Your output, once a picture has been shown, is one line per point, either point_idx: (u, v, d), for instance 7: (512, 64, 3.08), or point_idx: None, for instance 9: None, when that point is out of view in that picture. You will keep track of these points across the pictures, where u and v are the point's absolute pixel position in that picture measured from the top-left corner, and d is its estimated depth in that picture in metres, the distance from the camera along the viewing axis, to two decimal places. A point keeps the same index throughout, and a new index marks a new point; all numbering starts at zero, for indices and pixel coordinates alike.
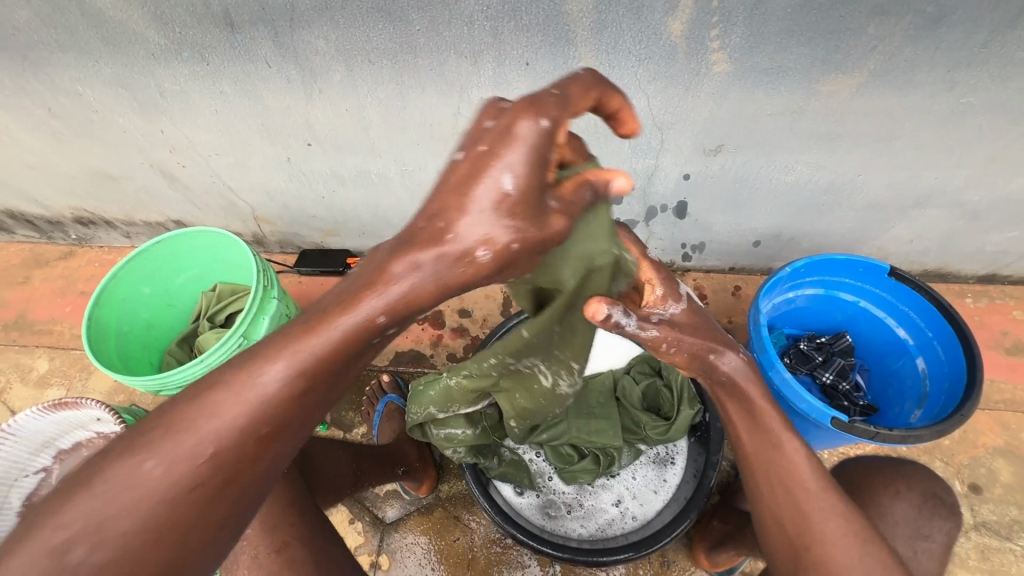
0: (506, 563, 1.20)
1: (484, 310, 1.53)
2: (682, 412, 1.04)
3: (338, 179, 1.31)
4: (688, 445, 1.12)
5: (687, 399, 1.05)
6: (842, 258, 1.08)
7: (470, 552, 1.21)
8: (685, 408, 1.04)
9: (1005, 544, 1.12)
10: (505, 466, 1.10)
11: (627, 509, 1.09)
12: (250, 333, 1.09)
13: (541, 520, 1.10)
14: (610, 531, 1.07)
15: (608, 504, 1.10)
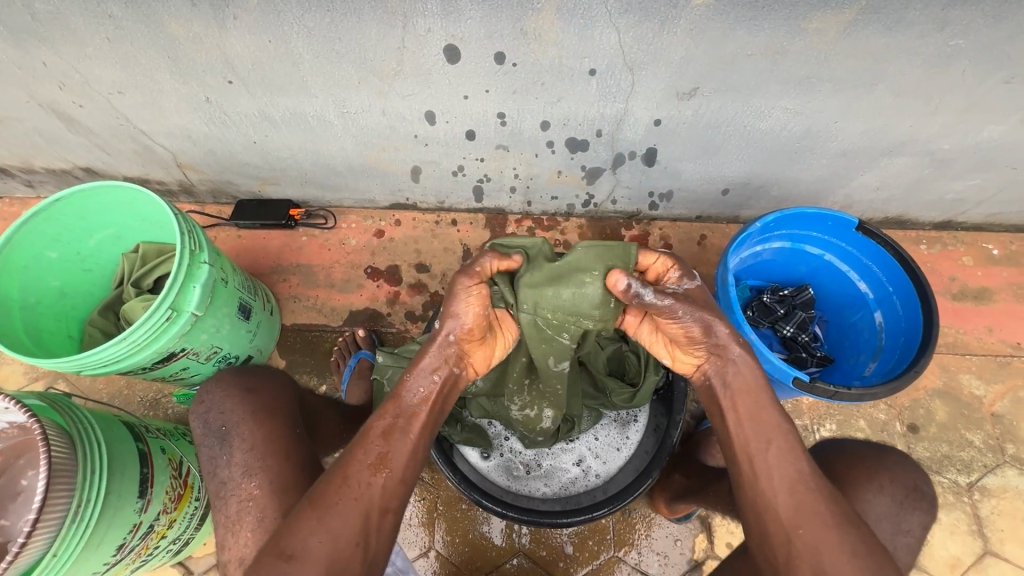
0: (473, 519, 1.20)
1: (443, 265, 1.46)
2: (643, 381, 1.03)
3: (269, 122, 1.15)
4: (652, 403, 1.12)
5: (650, 364, 1.03)
6: (811, 212, 1.04)
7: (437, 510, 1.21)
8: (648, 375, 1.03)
9: (935, 477, 1.21)
10: (468, 432, 1.08)
11: (590, 467, 1.09)
12: (180, 304, 0.98)
13: (505, 481, 1.09)
14: (573, 489, 1.08)
15: (572, 463, 1.10)
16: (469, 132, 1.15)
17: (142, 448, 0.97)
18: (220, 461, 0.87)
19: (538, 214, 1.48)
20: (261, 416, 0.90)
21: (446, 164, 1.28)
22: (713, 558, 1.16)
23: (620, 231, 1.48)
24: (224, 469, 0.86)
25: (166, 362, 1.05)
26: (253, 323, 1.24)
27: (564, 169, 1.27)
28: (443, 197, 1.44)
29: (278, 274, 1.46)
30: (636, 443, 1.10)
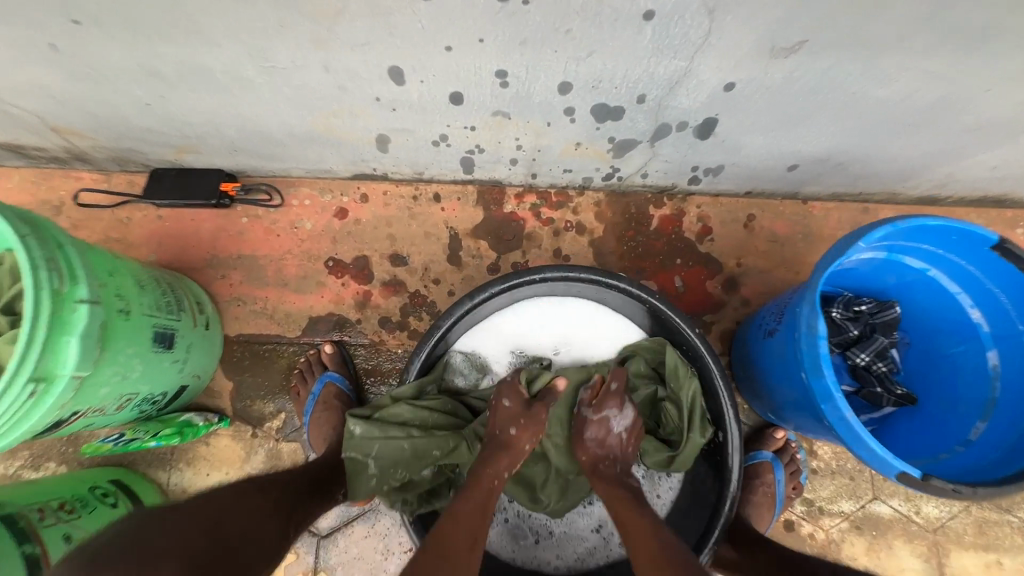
0: None
1: (425, 256, 1.15)
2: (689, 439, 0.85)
3: (160, 79, 0.79)
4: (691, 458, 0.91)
5: (698, 423, 0.85)
6: (934, 224, 0.74)
7: None
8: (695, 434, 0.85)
9: (1004, 517, 1.05)
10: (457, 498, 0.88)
11: (611, 536, 0.90)
12: (51, 369, 0.69)
13: (508, 552, 0.90)
14: (590, 562, 0.89)
15: (588, 530, 0.90)
16: (454, 95, 0.80)
17: (31, 551, 0.75)
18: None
19: (544, 188, 1.16)
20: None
21: (423, 132, 0.93)
22: None
23: (648, 209, 1.17)
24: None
25: (54, 429, 0.78)
26: (180, 349, 0.97)
27: (584, 141, 0.93)
28: (421, 169, 1.10)
29: (215, 269, 1.15)
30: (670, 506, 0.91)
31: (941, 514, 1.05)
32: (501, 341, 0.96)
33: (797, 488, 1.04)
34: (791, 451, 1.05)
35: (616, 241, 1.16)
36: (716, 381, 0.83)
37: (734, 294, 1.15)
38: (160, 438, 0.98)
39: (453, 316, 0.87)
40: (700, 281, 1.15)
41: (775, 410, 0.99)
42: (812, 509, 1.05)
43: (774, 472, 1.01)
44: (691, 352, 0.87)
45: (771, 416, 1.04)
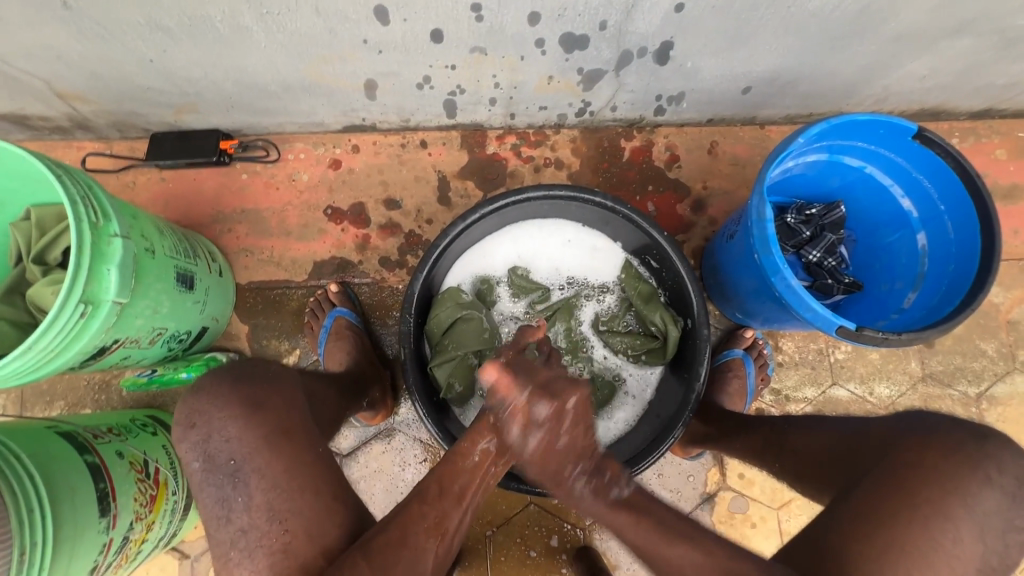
0: (504, 498, 1.14)
1: (417, 199, 1.24)
2: (669, 331, 0.99)
3: (164, 32, 0.86)
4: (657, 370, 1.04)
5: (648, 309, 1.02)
6: (863, 119, 0.85)
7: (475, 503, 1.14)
8: (672, 328, 0.99)
9: (945, 391, 1.19)
10: (454, 371, 0.98)
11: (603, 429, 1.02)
12: (96, 294, 0.78)
13: None
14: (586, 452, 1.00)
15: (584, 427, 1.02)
16: (435, 33, 0.89)
17: (92, 460, 0.83)
18: (234, 506, 0.57)
19: (522, 128, 1.25)
20: (275, 443, 0.59)
21: (408, 75, 1.02)
22: (725, 489, 1.14)
23: (619, 142, 1.26)
24: (241, 516, 0.56)
25: (97, 358, 0.87)
26: (200, 292, 1.05)
27: (555, 74, 1.03)
28: (407, 115, 1.18)
29: (221, 224, 1.23)
30: (648, 401, 1.04)
31: (891, 392, 1.19)
32: (496, 256, 1.07)
33: (765, 380, 1.17)
34: (758, 347, 1.17)
35: (593, 172, 1.26)
36: (686, 278, 0.94)
37: (702, 214, 1.26)
38: (190, 369, 1.09)
39: (447, 236, 0.95)
40: (671, 205, 1.26)
41: (739, 309, 1.10)
42: (779, 397, 1.18)
43: (744, 365, 1.14)
44: (662, 256, 0.98)
45: (737, 317, 1.16)
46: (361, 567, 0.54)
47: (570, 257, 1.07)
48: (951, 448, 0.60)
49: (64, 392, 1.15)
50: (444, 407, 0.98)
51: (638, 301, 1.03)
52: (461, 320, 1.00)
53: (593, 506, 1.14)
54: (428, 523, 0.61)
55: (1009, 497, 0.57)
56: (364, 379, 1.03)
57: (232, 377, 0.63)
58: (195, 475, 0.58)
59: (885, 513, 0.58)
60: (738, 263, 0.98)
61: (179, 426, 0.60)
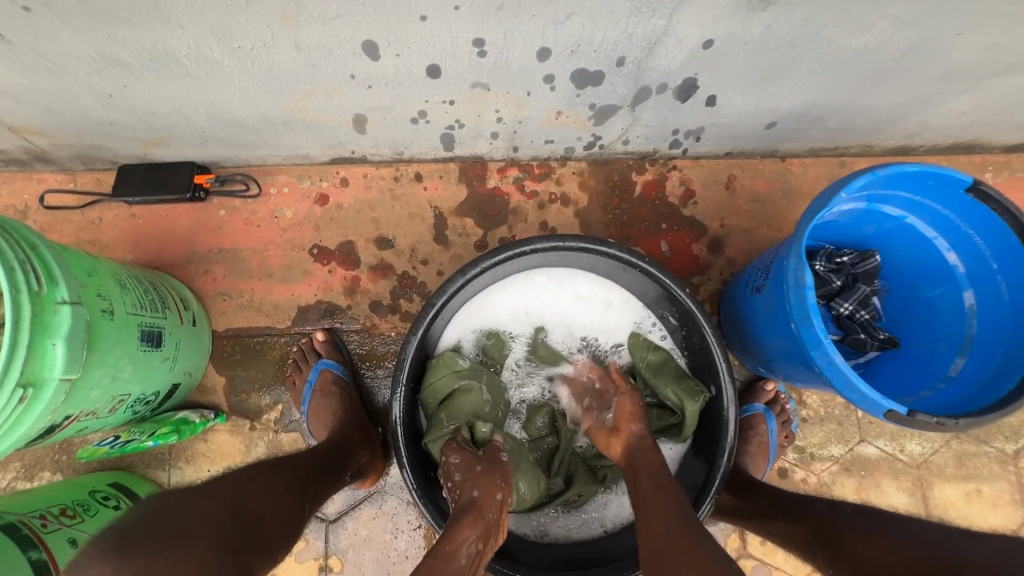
0: None
1: (411, 238, 1.14)
2: (685, 407, 0.88)
3: (123, 67, 0.75)
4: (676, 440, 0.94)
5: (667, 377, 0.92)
6: (911, 171, 0.76)
7: None
8: (690, 403, 0.88)
9: (981, 447, 1.11)
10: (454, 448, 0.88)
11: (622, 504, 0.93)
12: (38, 373, 0.67)
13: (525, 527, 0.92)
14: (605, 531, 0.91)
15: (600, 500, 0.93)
16: (431, 68, 0.79)
17: (37, 557, 0.73)
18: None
19: (526, 160, 1.15)
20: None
21: (401, 110, 0.91)
22: (746, 558, 1.05)
23: (630, 176, 1.17)
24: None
25: (48, 436, 0.77)
26: (169, 347, 0.95)
27: (565, 109, 0.93)
28: (401, 148, 1.08)
29: (195, 264, 1.12)
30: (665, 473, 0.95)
31: (924, 450, 1.10)
32: (501, 309, 0.97)
33: (789, 437, 1.08)
34: (781, 401, 1.09)
35: (602, 209, 1.17)
36: (711, 341, 0.85)
37: (719, 255, 1.17)
38: (157, 437, 0.99)
39: (445, 293, 0.85)
40: (686, 244, 1.17)
41: (763, 363, 1.02)
42: (803, 455, 1.10)
43: (765, 421, 1.06)
44: (683, 313, 0.89)
45: (760, 369, 1.07)
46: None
47: (580, 312, 0.98)
48: None
49: (20, 453, 1.04)
50: (438, 483, 0.89)
51: (655, 368, 0.94)
52: (459, 390, 0.90)
53: None
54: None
55: None
56: (349, 448, 0.92)
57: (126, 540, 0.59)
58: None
59: None
60: (766, 322, 0.89)
61: None
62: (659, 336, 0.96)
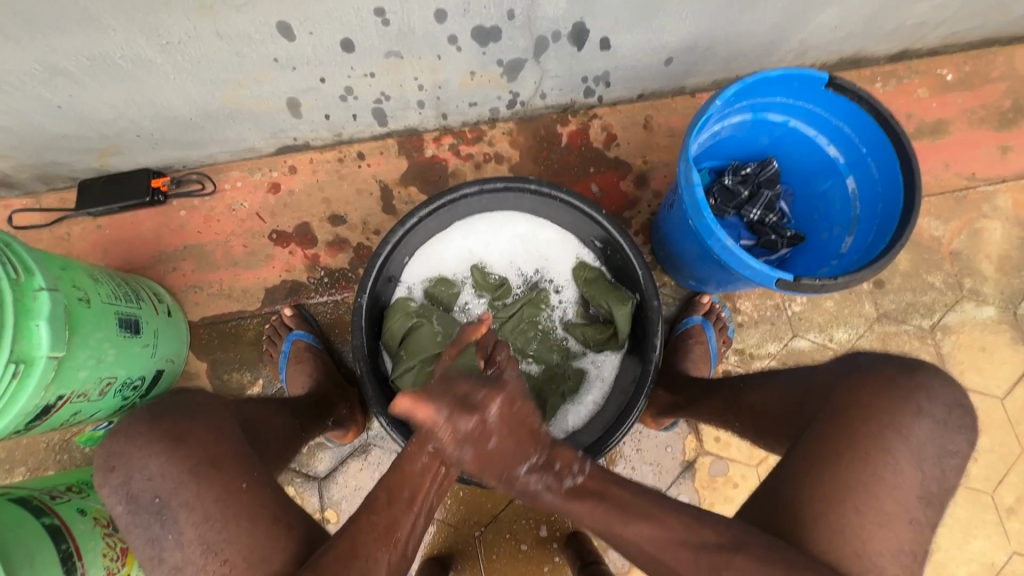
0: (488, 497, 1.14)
1: (361, 212, 1.23)
2: (615, 312, 0.99)
3: (66, 76, 0.84)
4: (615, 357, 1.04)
5: (599, 293, 1.02)
6: (776, 74, 0.87)
7: (461, 508, 1.13)
8: (619, 308, 0.99)
9: (900, 327, 1.22)
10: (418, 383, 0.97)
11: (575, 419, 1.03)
12: (28, 351, 0.76)
13: None
14: None
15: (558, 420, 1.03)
16: (345, 42, 0.88)
17: (51, 522, 0.81)
18: (164, 545, 0.57)
19: (457, 127, 1.25)
20: (202, 475, 0.59)
21: (328, 88, 1.01)
22: (703, 454, 1.16)
23: (556, 128, 1.27)
24: (173, 554, 0.56)
25: (44, 417, 0.85)
26: (148, 335, 1.03)
27: (477, 68, 1.03)
28: (339, 129, 1.17)
29: (164, 263, 1.20)
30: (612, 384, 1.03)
31: (850, 336, 1.22)
32: (446, 257, 1.06)
33: (727, 343, 1.18)
34: (716, 311, 1.18)
35: (533, 162, 1.26)
36: (629, 252, 0.95)
37: (645, 188, 1.27)
38: None
39: (388, 244, 0.95)
40: (614, 183, 1.27)
41: (693, 276, 1.12)
42: (743, 356, 1.21)
43: (704, 330, 1.15)
44: (605, 232, 0.99)
45: (692, 284, 1.17)
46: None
47: (520, 250, 1.08)
48: (889, 385, 0.62)
49: (23, 457, 1.11)
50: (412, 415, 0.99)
51: (585, 289, 1.04)
52: (414, 329, 0.99)
53: (579, 492, 1.15)
54: (377, 531, 0.59)
55: (942, 424, 0.60)
56: (326, 398, 1.02)
57: (149, 416, 0.62)
58: (121, 518, 0.58)
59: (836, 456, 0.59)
60: (679, 230, 0.99)
61: (99, 470, 0.59)
62: (588, 260, 1.07)
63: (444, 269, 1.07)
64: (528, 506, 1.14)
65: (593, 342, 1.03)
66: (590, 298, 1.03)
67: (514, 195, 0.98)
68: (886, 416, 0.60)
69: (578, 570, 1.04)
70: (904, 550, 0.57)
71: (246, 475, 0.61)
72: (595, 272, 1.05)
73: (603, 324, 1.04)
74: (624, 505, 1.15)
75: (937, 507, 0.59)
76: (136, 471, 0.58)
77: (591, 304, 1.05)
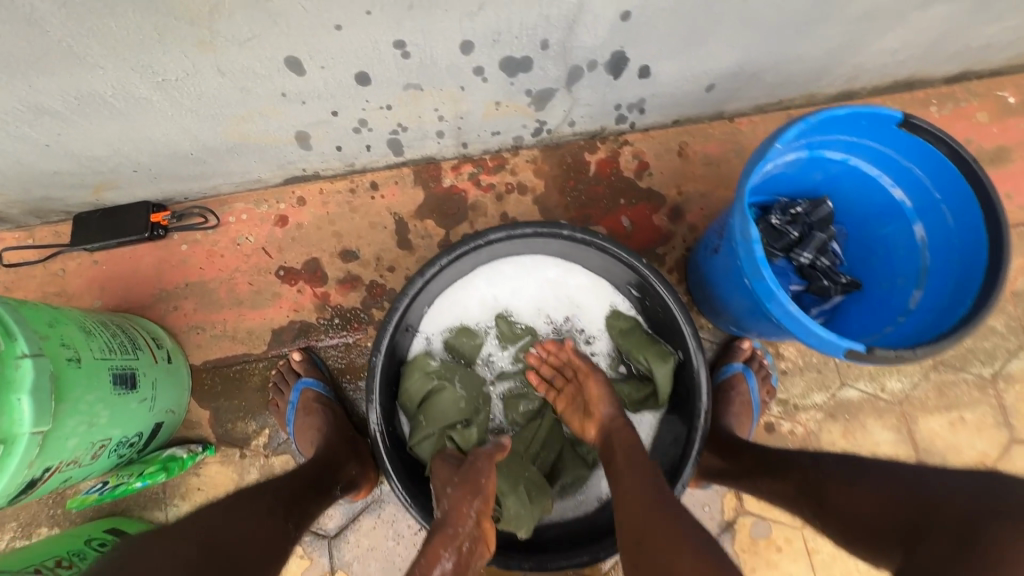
0: None
1: (374, 247, 1.14)
2: (655, 370, 0.90)
3: (52, 116, 0.76)
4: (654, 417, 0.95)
5: (636, 348, 0.94)
6: (843, 113, 0.77)
7: None
8: (658, 366, 0.90)
9: (959, 375, 1.12)
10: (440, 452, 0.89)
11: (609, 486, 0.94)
12: (8, 429, 0.68)
13: None
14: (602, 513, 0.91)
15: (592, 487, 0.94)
16: (360, 76, 0.79)
17: None
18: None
19: (478, 155, 1.16)
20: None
21: (341, 121, 0.92)
22: (744, 514, 1.07)
23: (583, 156, 1.18)
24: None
25: (30, 490, 0.77)
26: (146, 388, 0.95)
27: (503, 99, 0.94)
28: (351, 160, 1.08)
29: (165, 302, 1.13)
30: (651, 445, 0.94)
31: (904, 385, 1.12)
32: (468, 305, 0.98)
33: (771, 393, 1.09)
34: (759, 358, 1.10)
35: (559, 193, 1.17)
36: (673, 307, 0.86)
37: (680, 222, 1.18)
38: (145, 477, 0.99)
39: (406, 296, 0.86)
40: (646, 216, 1.18)
41: (735, 323, 1.02)
42: (787, 407, 1.11)
43: (745, 380, 1.07)
44: (644, 282, 0.90)
45: (733, 330, 1.08)
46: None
47: (548, 297, 0.99)
48: None
49: (15, 512, 1.04)
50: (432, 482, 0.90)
51: (621, 343, 0.96)
52: (435, 390, 0.90)
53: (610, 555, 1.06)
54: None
55: None
56: (337, 459, 0.93)
57: None
58: None
59: None
60: (727, 279, 0.89)
61: None
62: (623, 309, 0.98)
63: (466, 317, 0.98)
64: None
65: (631, 400, 0.94)
66: (626, 352, 0.95)
67: (545, 240, 0.89)
68: None
69: None
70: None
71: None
72: (630, 325, 0.96)
73: (637, 382, 0.95)
74: None
75: None
76: None
77: (626, 358, 0.96)
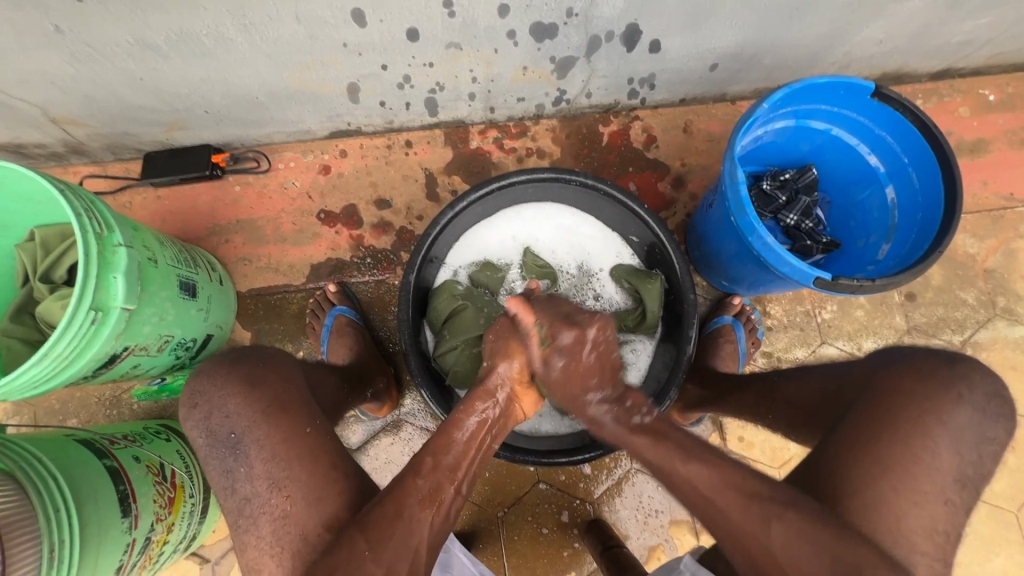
0: (514, 480, 1.17)
1: (406, 197, 1.27)
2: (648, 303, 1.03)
3: (152, 50, 0.90)
4: (648, 347, 1.07)
5: (636, 284, 1.05)
6: (823, 82, 0.90)
7: (489, 488, 1.16)
8: (650, 295, 1.03)
9: (930, 340, 1.23)
10: (459, 363, 1.01)
11: None
12: (105, 300, 0.81)
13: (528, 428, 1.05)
14: None
15: None
16: (411, 31, 0.93)
17: (111, 464, 0.86)
18: (240, 474, 0.67)
19: (503, 121, 1.29)
20: (273, 416, 0.68)
21: (388, 75, 1.06)
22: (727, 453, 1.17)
23: (597, 128, 1.31)
24: (245, 485, 0.66)
25: (108, 366, 0.90)
26: (202, 300, 1.08)
27: (530, 64, 1.07)
28: (391, 117, 1.22)
29: (217, 236, 1.26)
30: (644, 371, 1.06)
31: (879, 346, 1.23)
32: (490, 243, 1.11)
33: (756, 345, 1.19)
34: (746, 313, 1.19)
35: (574, 159, 1.30)
36: (671, 250, 0.98)
37: (682, 191, 1.30)
38: None
39: (437, 226, 0.99)
40: (652, 183, 1.30)
41: (725, 275, 1.14)
42: (771, 359, 1.23)
43: (733, 330, 1.17)
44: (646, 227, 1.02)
45: (723, 284, 1.20)
46: (346, 546, 0.59)
47: (561, 241, 1.11)
48: (928, 373, 0.69)
49: (76, 410, 1.18)
50: (449, 390, 1.02)
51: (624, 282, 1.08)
52: (458, 310, 1.04)
53: (605, 480, 1.17)
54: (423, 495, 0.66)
55: (981, 412, 0.67)
56: (367, 371, 1.07)
57: (231, 358, 0.73)
58: (203, 449, 0.69)
59: (872, 441, 0.67)
60: (720, 224, 1.00)
61: (185, 406, 0.70)
62: (626, 255, 1.10)
63: (487, 254, 1.11)
64: (553, 492, 1.17)
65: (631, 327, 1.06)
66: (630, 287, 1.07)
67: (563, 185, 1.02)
68: (926, 402, 0.67)
69: (599, 554, 1.06)
70: (938, 530, 0.64)
71: (311, 421, 0.70)
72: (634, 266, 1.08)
73: (633, 312, 1.07)
74: (643, 497, 1.17)
75: (970, 491, 0.66)
76: (217, 408, 0.69)
77: (630, 293, 1.08)
